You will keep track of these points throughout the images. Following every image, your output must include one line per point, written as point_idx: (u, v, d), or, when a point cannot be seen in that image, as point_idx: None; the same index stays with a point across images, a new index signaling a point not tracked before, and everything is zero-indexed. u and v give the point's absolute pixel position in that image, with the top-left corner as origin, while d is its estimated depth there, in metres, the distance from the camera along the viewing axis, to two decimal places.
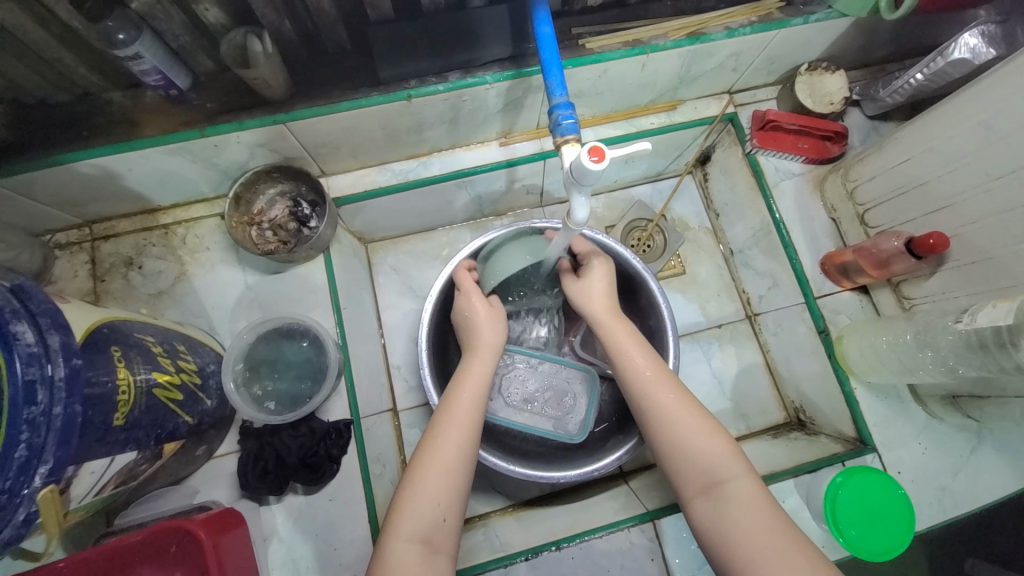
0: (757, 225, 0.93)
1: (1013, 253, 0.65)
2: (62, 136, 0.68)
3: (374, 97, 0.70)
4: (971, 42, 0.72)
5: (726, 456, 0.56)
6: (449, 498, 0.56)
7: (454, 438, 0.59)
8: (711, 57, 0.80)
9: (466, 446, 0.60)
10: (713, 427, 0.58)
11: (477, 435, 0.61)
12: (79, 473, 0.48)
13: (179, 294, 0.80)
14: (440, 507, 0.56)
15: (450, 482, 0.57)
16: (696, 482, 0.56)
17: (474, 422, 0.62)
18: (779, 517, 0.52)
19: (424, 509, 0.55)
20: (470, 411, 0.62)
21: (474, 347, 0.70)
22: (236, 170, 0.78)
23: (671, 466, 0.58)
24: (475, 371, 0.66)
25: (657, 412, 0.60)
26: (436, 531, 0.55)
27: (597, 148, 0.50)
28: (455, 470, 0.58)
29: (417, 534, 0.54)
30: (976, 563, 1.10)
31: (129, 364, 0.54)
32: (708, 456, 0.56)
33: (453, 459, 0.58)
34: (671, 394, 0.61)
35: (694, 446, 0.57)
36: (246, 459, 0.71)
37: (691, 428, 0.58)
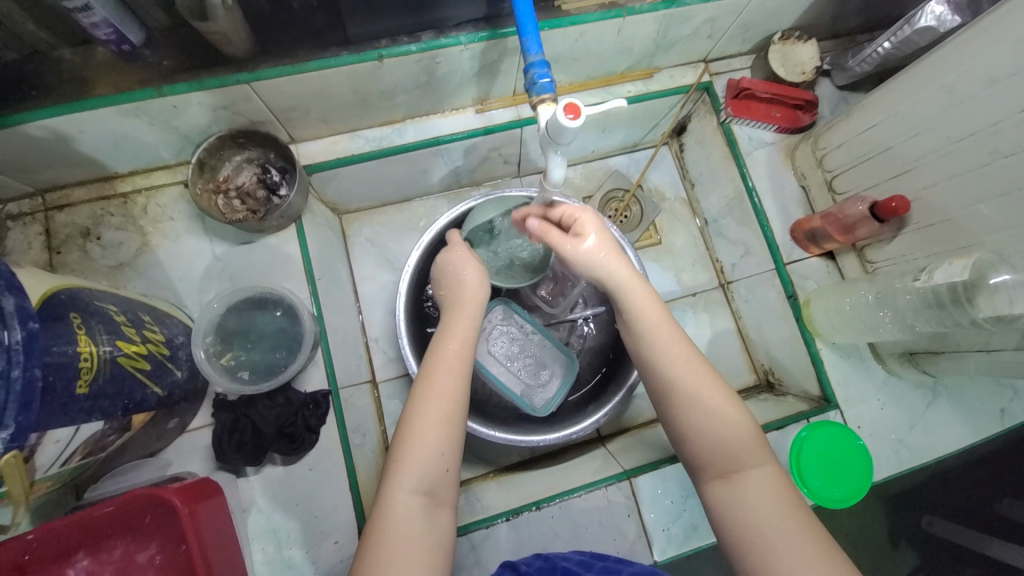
0: (730, 194, 0.94)
1: (969, 213, 0.68)
2: (7, 97, 0.63)
3: (343, 57, 0.67)
4: (935, 10, 0.74)
5: (749, 444, 0.56)
6: (450, 451, 0.56)
7: (447, 389, 0.58)
8: (688, 22, 0.79)
9: (461, 395, 0.59)
10: (741, 414, 0.57)
11: (468, 379, 0.61)
12: (42, 441, 0.46)
13: (142, 266, 0.77)
14: (443, 458, 0.55)
15: (446, 429, 0.56)
16: (716, 467, 0.56)
17: (467, 366, 0.62)
18: (798, 506, 0.52)
19: (426, 462, 0.54)
20: (460, 359, 0.61)
21: (462, 300, 0.68)
22: (199, 136, 0.74)
23: (691, 447, 0.58)
24: (461, 324, 0.65)
25: (681, 395, 0.58)
26: (439, 480, 0.55)
27: (573, 105, 0.50)
28: (451, 421, 0.57)
29: (420, 486, 0.54)
30: (932, 520, 1.20)
31: (91, 334, 0.52)
32: (732, 443, 0.56)
33: (447, 411, 0.57)
34: (693, 376, 0.58)
35: (720, 431, 0.56)
36: (221, 432, 0.69)
37: (714, 413, 0.57)
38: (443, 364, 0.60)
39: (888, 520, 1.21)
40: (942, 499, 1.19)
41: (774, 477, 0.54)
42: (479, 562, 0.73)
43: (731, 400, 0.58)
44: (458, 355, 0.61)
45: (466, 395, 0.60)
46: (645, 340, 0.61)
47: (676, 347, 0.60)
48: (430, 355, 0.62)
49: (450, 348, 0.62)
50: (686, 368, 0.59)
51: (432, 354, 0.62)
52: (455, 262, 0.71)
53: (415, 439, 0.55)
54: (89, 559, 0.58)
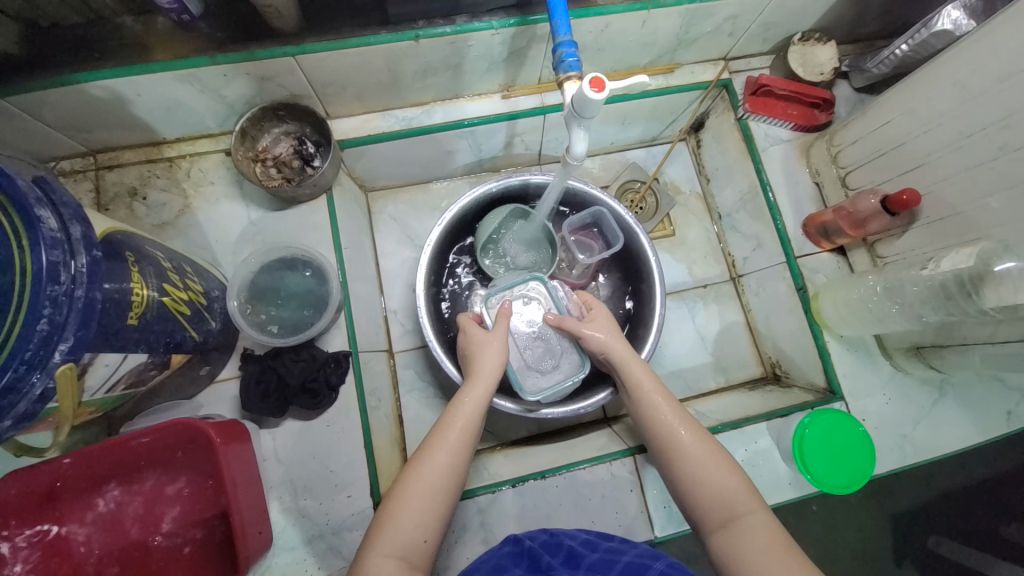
0: (745, 189, 0.97)
1: (979, 207, 0.70)
2: (74, 59, 0.69)
3: (382, 35, 0.71)
4: (953, 15, 0.76)
5: (739, 492, 0.59)
6: (428, 524, 0.57)
7: (437, 463, 0.60)
8: (710, 18, 0.83)
9: (452, 473, 0.60)
10: (728, 466, 0.61)
11: (467, 452, 0.62)
12: (95, 363, 0.50)
13: (183, 226, 0.82)
14: (422, 529, 0.57)
15: (431, 504, 0.58)
16: (714, 518, 0.59)
17: (470, 439, 0.63)
18: (794, 550, 0.55)
19: (405, 531, 0.56)
20: (465, 433, 0.63)
21: (477, 373, 0.69)
22: (243, 106, 0.79)
23: (692, 499, 0.61)
24: (472, 401, 0.66)
25: (671, 449, 0.64)
26: (417, 550, 0.56)
27: (598, 80, 0.53)
28: (435, 496, 0.59)
29: (397, 552, 0.55)
30: (939, 540, 1.19)
31: (142, 274, 0.56)
32: (725, 494, 0.59)
33: (434, 489, 0.59)
34: (683, 427, 0.64)
35: (710, 485, 0.60)
36: (248, 381, 0.73)
37: (704, 467, 0.61)
38: (439, 444, 0.61)
39: (893, 537, 1.20)
40: (948, 519, 1.20)
41: (768, 529, 0.57)
42: (484, 525, 0.75)
43: (718, 452, 0.63)
44: (461, 433, 0.63)
45: (461, 467, 0.62)
46: (642, 404, 0.68)
47: (667, 408, 0.66)
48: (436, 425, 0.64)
49: (457, 423, 0.63)
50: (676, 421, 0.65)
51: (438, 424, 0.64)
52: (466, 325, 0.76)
53: (404, 504, 0.57)
54: (120, 490, 0.62)
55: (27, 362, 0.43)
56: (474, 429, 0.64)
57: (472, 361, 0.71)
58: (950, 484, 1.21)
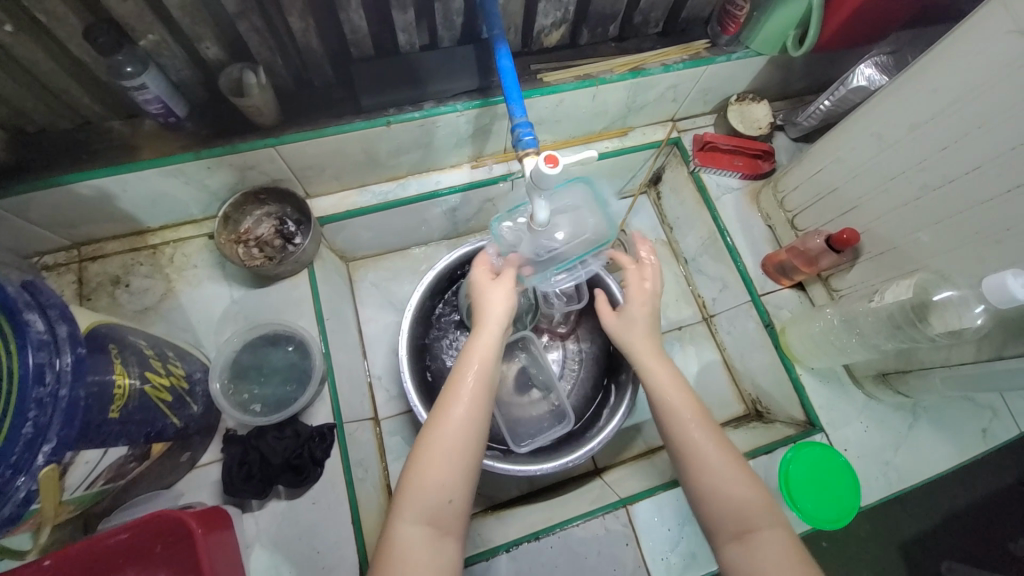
0: (705, 234, 1.03)
1: (912, 240, 0.76)
2: (61, 162, 0.73)
3: (357, 123, 0.78)
4: (866, 72, 0.86)
5: (757, 503, 0.59)
6: (454, 483, 0.59)
7: (455, 425, 0.62)
8: (653, 88, 0.92)
9: (474, 425, 0.63)
10: (749, 478, 0.61)
11: (483, 405, 0.64)
12: (76, 461, 0.50)
13: (165, 310, 0.83)
14: (446, 490, 0.59)
15: (457, 463, 0.60)
16: (729, 529, 0.59)
17: (485, 395, 0.65)
18: (812, 569, 0.55)
19: (431, 492, 0.58)
20: (479, 382, 0.65)
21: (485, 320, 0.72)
22: (226, 192, 0.84)
23: (707, 511, 0.61)
24: (481, 348, 0.69)
25: (690, 454, 0.63)
26: (443, 512, 0.58)
27: (552, 156, 0.59)
28: (461, 451, 0.61)
29: (425, 517, 0.57)
30: (952, 566, 1.16)
31: (125, 364, 0.58)
32: (741, 508, 0.59)
33: (458, 445, 0.61)
34: (702, 434, 0.64)
35: (728, 496, 0.60)
36: (230, 463, 0.72)
37: (720, 473, 0.61)
38: (457, 397, 0.64)
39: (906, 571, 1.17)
40: (955, 543, 1.19)
41: (787, 544, 0.57)
42: None
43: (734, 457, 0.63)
44: (476, 383, 0.65)
45: (479, 421, 0.64)
46: (663, 405, 0.67)
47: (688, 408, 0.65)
48: (452, 379, 0.66)
49: (472, 371, 0.66)
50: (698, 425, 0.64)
51: (454, 379, 0.66)
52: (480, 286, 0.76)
53: (422, 474, 0.59)
54: None
55: (13, 466, 0.43)
56: (488, 378, 0.66)
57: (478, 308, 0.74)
58: (947, 506, 1.22)
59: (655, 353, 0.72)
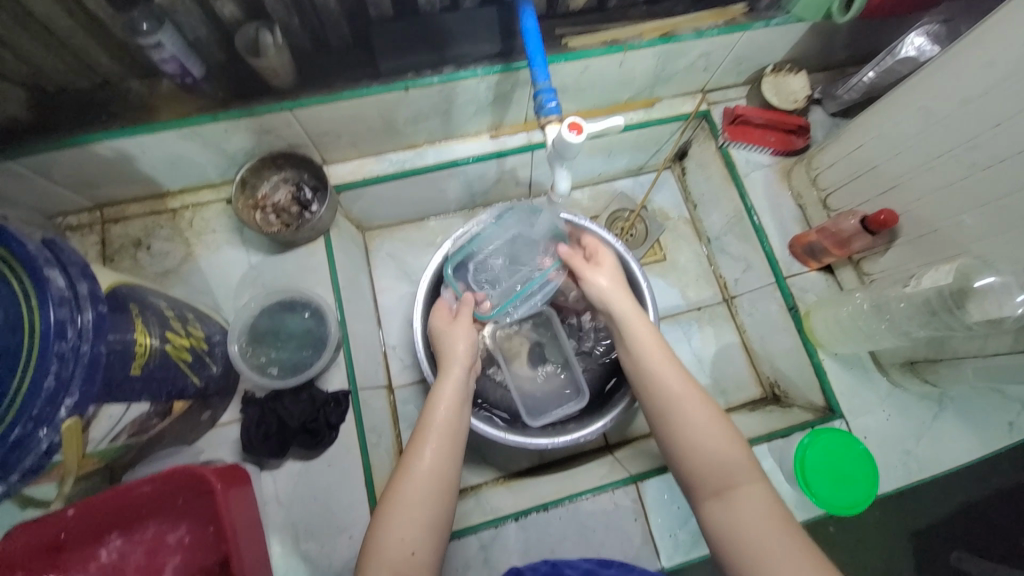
0: (730, 213, 1.00)
1: (955, 223, 0.72)
2: (82, 121, 0.73)
3: (374, 87, 0.76)
4: (917, 41, 0.80)
5: (736, 458, 0.60)
6: (417, 534, 0.58)
7: (419, 472, 0.62)
8: (683, 56, 0.87)
9: (438, 480, 0.62)
10: (734, 438, 0.61)
11: (449, 453, 0.65)
12: (99, 415, 0.51)
13: (185, 273, 0.84)
14: (408, 541, 0.58)
15: (420, 511, 0.59)
16: (710, 486, 0.59)
17: (450, 448, 0.65)
18: (790, 521, 0.55)
19: (394, 546, 0.57)
20: (441, 436, 0.66)
21: (447, 376, 0.73)
22: (243, 157, 0.83)
23: (687, 469, 0.62)
24: (442, 405, 0.69)
25: (669, 411, 0.65)
26: (407, 565, 0.56)
27: (576, 124, 0.57)
28: (423, 505, 0.60)
29: (390, 566, 0.56)
30: (960, 556, 1.14)
31: (146, 324, 0.58)
32: (720, 463, 0.60)
33: (422, 499, 0.60)
34: (682, 389, 0.66)
35: (705, 447, 0.61)
36: (249, 422, 0.75)
37: (697, 424, 0.63)
38: (421, 451, 0.64)
39: (914, 558, 1.16)
40: (968, 534, 1.16)
41: (764, 497, 0.57)
42: (488, 562, 0.74)
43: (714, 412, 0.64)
44: (439, 437, 0.66)
45: (446, 465, 0.64)
46: (643, 363, 0.70)
47: (669, 365, 0.68)
48: (417, 435, 0.66)
49: (436, 429, 0.66)
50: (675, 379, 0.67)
51: (418, 434, 0.66)
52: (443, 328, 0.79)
53: (390, 520, 0.58)
54: (122, 539, 0.63)
55: (36, 418, 0.45)
56: (451, 433, 0.66)
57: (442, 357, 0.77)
58: (966, 498, 1.19)
59: (635, 312, 0.75)
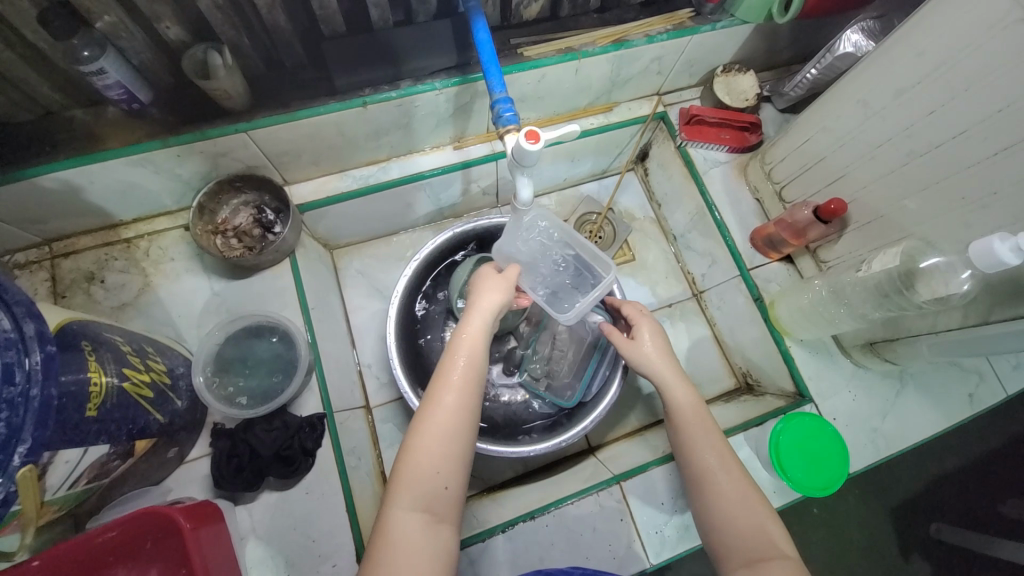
0: (693, 210, 1.02)
1: (899, 208, 0.76)
2: (22, 154, 0.69)
3: (331, 104, 0.75)
4: (853, 38, 0.84)
5: (770, 535, 0.58)
6: (448, 469, 0.56)
7: (450, 410, 0.58)
8: (637, 61, 0.89)
9: (467, 415, 0.59)
10: (761, 507, 0.60)
11: (476, 390, 0.61)
12: (54, 461, 0.49)
13: (144, 305, 0.81)
14: (441, 476, 0.56)
15: (450, 450, 0.57)
16: (739, 555, 0.58)
17: (474, 380, 0.61)
18: None
19: (424, 479, 0.55)
20: (469, 372, 0.61)
21: (471, 308, 0.66)
22: (200, 182, 0.81)
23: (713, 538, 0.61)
24: (469, 343, 0.63)
25: (702, 484, 0.63)
26: (439, 498, 0.56)
27: (533, 132, 0.57)
28: (451, 441, 0.57)
29: (419, 504, 0.55)
30: (940, 528, 1.19)
31: (100, 362, 0.56)
32: (751, 534, 0.58)
33: (449, 433, 0.58)
34: (717, 459, 0.63)
35: (738, 518, 0.59)
36: (219, 458, 0.71)
37: (730, 491, 0.61)
38: (445, 385, 0.60)
39: (895, 531, 1.20)
40: (950, 506, 1.22)
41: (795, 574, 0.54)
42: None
43: (743, 483, 0.62)
44: (466, 370, 0.61)
45: (473, 401, 0.60)
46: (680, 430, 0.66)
47: (711, 441, 0.64)
48: (443, 372, 0.61)
49: (464, 361, 0.61)
50: (709, 442, 0.64)
51: (444, 367, 0.61)
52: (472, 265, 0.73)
53: (420, 459, 0.56)
54: None
55: None
56: (479, 363, 0.62)
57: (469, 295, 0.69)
58: (935, 469, 1.24)
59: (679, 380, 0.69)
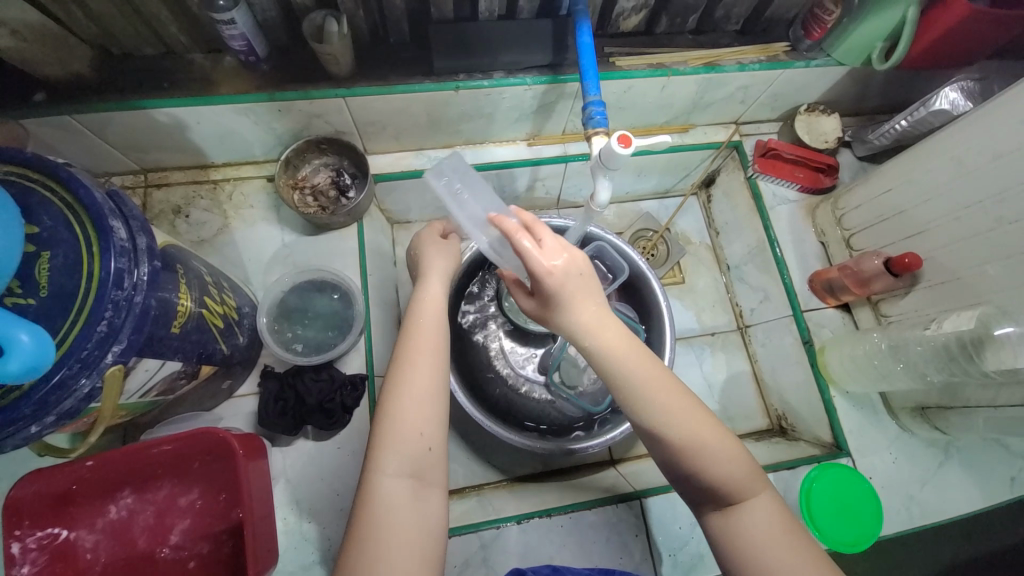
0: (753, 243, 1.01)
1: (977, 273, 0.74)
2: (142, 86, 0.75)
3: (426, 84, 0.78)
4: (951, 95, 0.83)
5: (742, 472, 0.54)
6: (431, 429, 0.55)
7: (420, 369, 0.57)
8: (724, 86, 0.90)
9: (438, 372, 0.58)
10: (734, 448, 0.55)
11: (443, 351, 0.60)
12: (137, 367, 0.52)
13: (219, 244, 0.86)
14: (421, 435, 0.54)
15: (428, 410, 0.56)
16: (716, 496, 0.55)
17: (440, 341, 0.60)
18: (800, 534, 0.53)
19: (407, 440, 0.53)
20: (437, 333, 0.60)
21: (431, 276, 0.67)
22: (290, 138, 0.86)
23: (686, 479, 0.56)
24: (433, 308, 0.63)
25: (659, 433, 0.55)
26: (424, 460, 0.54)
27: (625, 137, 0.58)
28: (428, 398, 0.56)
29: (406, 467, 0.53)
30: None
31: (188, 287, 0.60)
32: (727, 474, 0.54)
33: (427, 392, 0.56)
34: (670, 403, 0.54)
35: (711, 464, 0.54)
36: (267, 398, 0.75)
37: (694, 433, 0.54)
38: (409, 346, 0.59)
39: None
40: None
41: (770, 503, 0.54)
42: (486, 562, 0.74)
43: (693, 409, 0.55)
44: (427, 331, 0.60)
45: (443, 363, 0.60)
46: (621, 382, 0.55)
47: (657, 381, 0.55)
48: (407, 335, 0.60)
49: (427, 324, 0.61)
50: (642, 366, 0.55)
51: (406, 331, 0.61)
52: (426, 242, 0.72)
53: (394, 417, 0.54)
54: (134, 497, 0.64)
55: (82, 361, 0.46)
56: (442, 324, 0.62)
57: (422, 266, 0.70)
58: (959, 554, 1.18)
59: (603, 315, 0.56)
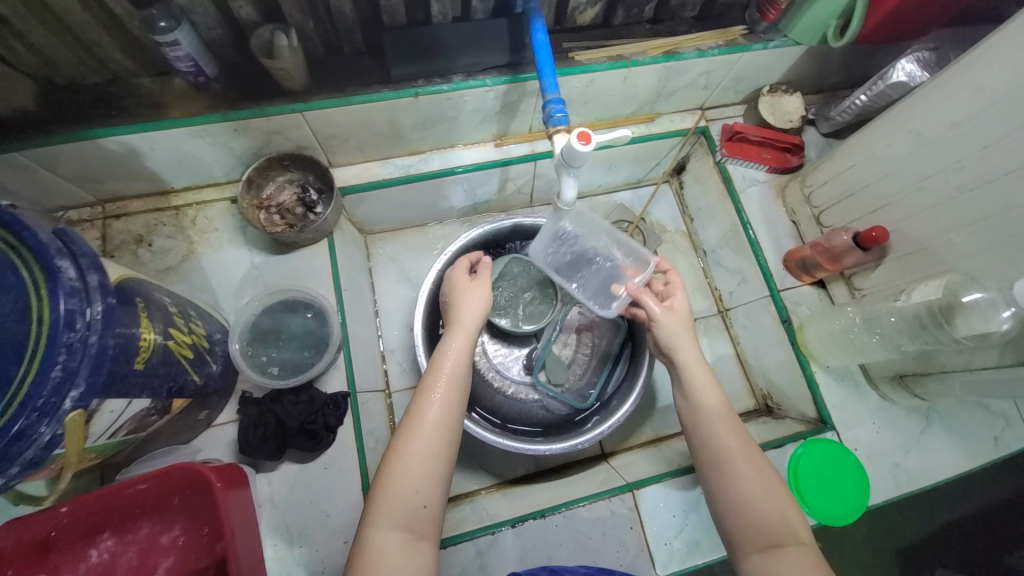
0: (727, 227, 1.02)
1: (943, 241, 0.75)
2: (89, 116, 0.73)
3: (385, 92, 0.77)
4: (907, 67, 0.83)
5: (782, 516, 0.57)
6: (427, 487, 0.56)
7: (430, 426, 0.59)
8: (685, 73, 0.90)
9: (445, 431, 0.60)
10: (785, 498, 0.59)
11: (459, 408, 0.62)
12: (101, 409, 0.51)
13: (186, 271, 0.84)
14: (420, 494, 0.56)
15: (427, 467, 0.57)
16: (756, 539, 0.57)
17: (456, 398, 0.62)
18: None
19: (405, 498, 0.55)
20: (452, 390, 0.62)
21: (456, 325, 0.68)
22: (250, 157, 0.84)
23: (728, 519, 0.60)
24: (451, 360, 0.64)
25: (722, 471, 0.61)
26: (418, 517, 0.55)
27: (585, 134, 0.58)
28: (433, 456, 0.58)
29: (399, 522, 0.54)
30: None
31: (150, 319, 0.58)
32: (769, 518, 0.57)
33: (432, 449, 0.58)
34: (738, 442, 0.62)
35: (757, 506, 0.58)
36: (246, 424, 0.73)
37: (748, 481, 0.59)
38: (426, 400, 0.61)
39: None
40: (960, 554, 1.18)
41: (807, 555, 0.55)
42: (483, 569, 0.74)
43: (756, 455, 0.61)
44: (449, 388, 0.62)
45: (455, 419, 0.61)
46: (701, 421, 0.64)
47: (727, 425, 0.63)
48: (425, 390, 0.62)
49: (447, 381, 0.62)
50: (717, 410, 0.64)
51: (427, 382, 0.63)
52: (456, 284, 0.73)
53: (402, 474, 0.56)
54: (114, 539, 0.62)
55: (39, 410, 0.44)
56: (459, 378, 0.63)
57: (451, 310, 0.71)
58: (949, 514, 1.21)
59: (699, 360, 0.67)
